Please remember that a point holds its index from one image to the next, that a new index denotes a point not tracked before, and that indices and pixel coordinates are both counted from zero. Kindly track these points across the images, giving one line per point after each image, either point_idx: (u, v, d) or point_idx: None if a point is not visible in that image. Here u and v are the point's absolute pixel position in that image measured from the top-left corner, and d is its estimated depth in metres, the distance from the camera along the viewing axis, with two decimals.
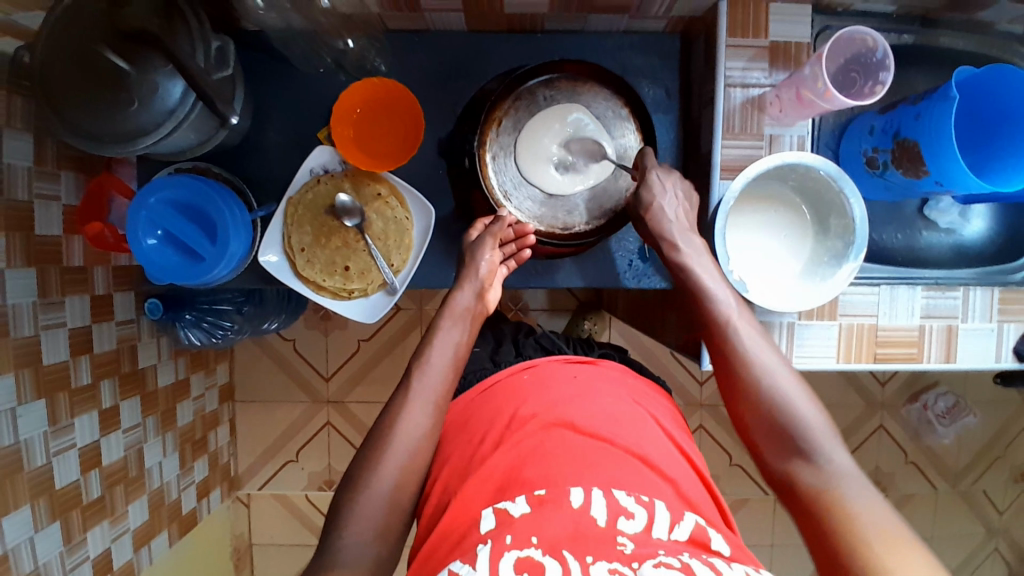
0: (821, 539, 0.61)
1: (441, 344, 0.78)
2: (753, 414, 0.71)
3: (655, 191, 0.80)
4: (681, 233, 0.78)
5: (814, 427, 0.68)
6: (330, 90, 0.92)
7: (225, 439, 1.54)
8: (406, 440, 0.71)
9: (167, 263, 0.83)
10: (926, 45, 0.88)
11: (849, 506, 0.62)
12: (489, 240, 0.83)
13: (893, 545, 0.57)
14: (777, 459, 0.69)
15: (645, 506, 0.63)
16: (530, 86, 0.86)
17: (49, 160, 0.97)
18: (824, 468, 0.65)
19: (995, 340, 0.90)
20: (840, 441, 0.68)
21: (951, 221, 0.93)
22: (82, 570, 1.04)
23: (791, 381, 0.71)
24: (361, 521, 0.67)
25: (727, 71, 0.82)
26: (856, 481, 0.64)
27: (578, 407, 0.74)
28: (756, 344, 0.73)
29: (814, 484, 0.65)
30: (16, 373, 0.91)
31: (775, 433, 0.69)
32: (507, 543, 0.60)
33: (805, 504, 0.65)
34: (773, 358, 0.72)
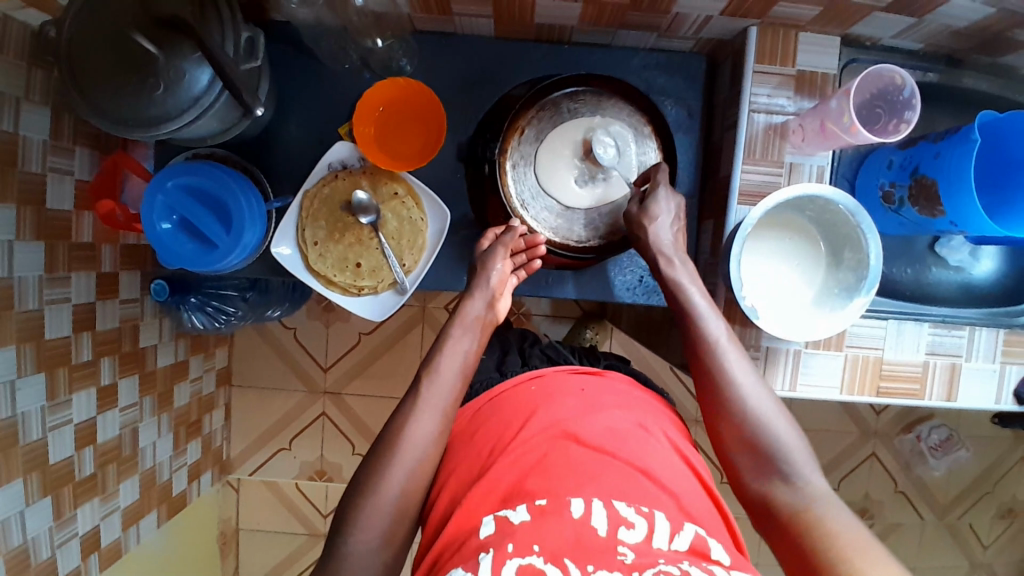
0: (801, 556, 0.63)
1: (452, 352, 0.78)
2: (734, 435, 0.72)
3: (656, 214, 0.81)
4: (675, 256, 0.80)
5: (794, 449, 0.70)
6: (354, 86, 0.92)
7: (220, 423, 1.54)
8: (414, 449, 0.72)
9: (181, 248, 0.83)
10: (950, 84, 0.89)
11: (828, 526, 0.63)
12: (501, 250, 0.84)
13: (875, 561, 0.59)
14: (756, 481, 0.70)
15: (645, 516, 0.64)
16: (556, 98, 0.86)
17: (65, 134, 0.97)
18: (800, 487, 0.68)
19: (997, 381, 0.90)
20: (817, 465, 0.70)
21: (960, 260, 0.93)
22: (70, 547, 1.03)
23: (773, 404, 0.73)
24: (369, 528, 0.68)
25: (752, 97, 0.82)
26: (834, 502, 0.66)
27: (583, 420, 0.74)
28: (740, 365, 0.74)
29: (794, 505, 0.66)
30: (18, 347, 0.90)
31: (757, 454, 0.70)
32: (509, 551, 0.60)
33: (784, 522, 0.66)
34: (755, 381, 0.73)
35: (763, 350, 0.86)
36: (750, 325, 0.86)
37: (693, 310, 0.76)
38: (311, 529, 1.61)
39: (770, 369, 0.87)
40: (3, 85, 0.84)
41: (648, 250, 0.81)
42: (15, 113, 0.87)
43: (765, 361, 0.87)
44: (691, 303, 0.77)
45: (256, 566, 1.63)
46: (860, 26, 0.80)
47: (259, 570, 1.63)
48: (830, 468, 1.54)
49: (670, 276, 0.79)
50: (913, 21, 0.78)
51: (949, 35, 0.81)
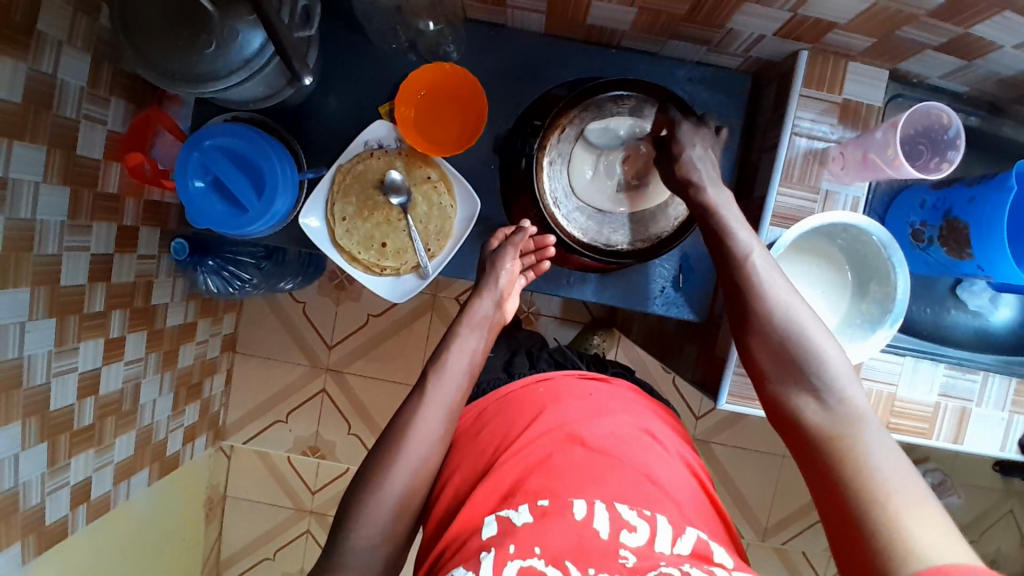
0: (828, 476, 0.61)
1: (460, 349, 0.80)
2: (764, 351, 0.69)
3: (688, 143, 0.80)
4: (710, 184, 0.79)
5: (830, 365, 0.66)
6: (398, 68, 0.92)
7: (219, 389, 1.54)
8: (419, 447, 0.72)
9: (211, 211, 0.83)
10: (991, 131, 0.89)
11: (860, 452, 0.60)
12: (511, 250, 0.85)
13: (902, 489, 0.57)
14: (785, 394, 0.68)
15: (647, 520, 0.64)
16: (601, 100, 0.85)
17: (103, 83, 0.97)
18: (830, 405, 0.64)
19: (1004, 429, 0.90)
20: (857, 378, 0.66)
21: (980, 305, 0.93)
22: (59, 496, 1.03)
23: (812, 320, 0.69)
24: (371, 523, 0.68)
25: (795, 120, 0.82)
26: (868, 420, 0.63)
27: (589, 424, 0.74)
28: (774, 280, 0.71)
29: (822, 422, 0.64)
30: (33, 289, 0.90)
31: (786, 369, 0.68)
32: (510, 552, 0.60)
33: (812, 442, 0.64)
34: (792, 295, 0.71)
35: None
36: None
37: (729, 232, 0.75)
38: (297, 504, 1.61)
39: None
40: (49, 26, 0.84)
41: (681, 178, 0.80)
42: (56, 56, 0.87)
43: None
44: (729, 226, 0.76)
45: (239, 535, 1.63)
46: (910, 62, 0.80)
47: (242, 538, 1.63)
48: None
49: (707, 202, 0.78)
50: (963, 64, 0.78)
51: (997, 82, 0.81)
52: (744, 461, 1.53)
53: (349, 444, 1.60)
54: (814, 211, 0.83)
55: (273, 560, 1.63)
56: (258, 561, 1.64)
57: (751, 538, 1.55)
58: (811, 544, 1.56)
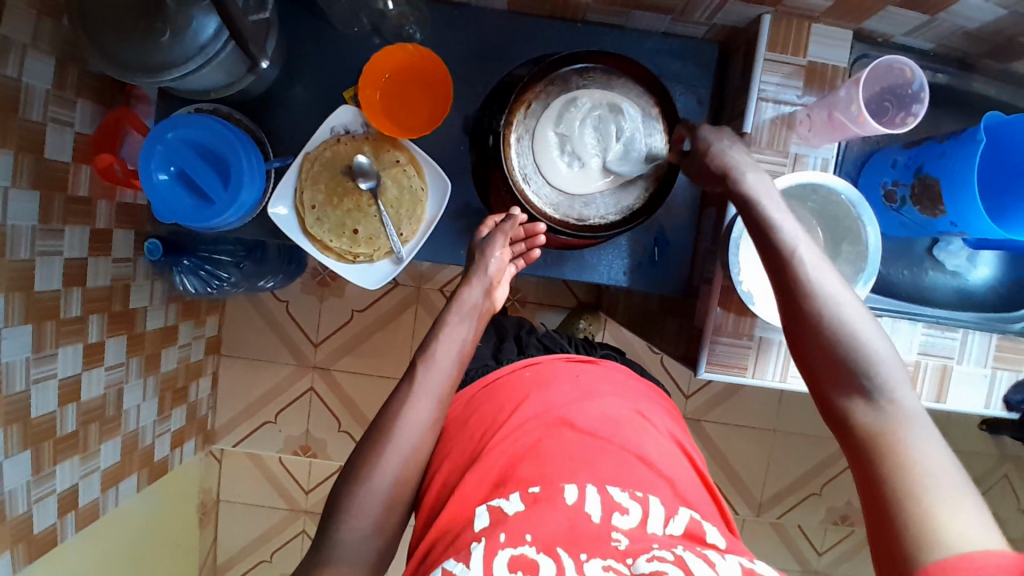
0: (871, 480, 0.58)
1: (449, 338, 0.78)
2: (810, 345, 0.65)
3: (714, 139, 0.76)
4: (747, 171, 0.73)
5: (879, 364, 0.62)
6: (363, 54, 0.91)
7: (206, 392, 1.53)
8: (407, 436, 0.71)
9: (177, 202, 0.82)
10: (960, 87, 0.89)
11: (908, 454, 0.57)
12: (500, 238, 0.84)
13: (944, 492, 0.54)
14: (831, 394, 0.63)
15: (639, 501, 0.63)
16: (565, 73, 0.85)
17: (69, 85, 0.96)
18: (881, 406, 0.60)
19: (987, 386, 0.90)
20: (908, 379, 0.62)
21: (957, 265, 0.93)
22: (46, 503, 1.02)
23: (862, 315, 0.64)
24: (361, 513, 0.67)
25: (761, 86, 0.82)
26: (920, 424, 0.59)
27: (579, 407, 0.73)
28: (821, 270, 0.66)
29: (872, 424, 0.60)
30: (7, 296, 0.89)
31: (835, 365, 0.63)
32: (501, 541, 0.59)
33: (857, 443, 0.60)
34: (842, 289, 0.66)
35: (756, 340, 0.85)
36: (745, 313, 0.84)
37: (771, 220, 0.69)
38: (291, 505, 1.60)
39: (763, 358, 0.86)
40: (10, 28, 0.83)
41: (708, 169, 0.75)
42: (21, 60, 0.86)
43: (757, 351, 0.86)
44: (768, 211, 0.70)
45: (235, 539, 1.62)
46: (873, 21, 0.80)
47: (238, 543, 1.62)
48: (813, 474, 1.56)
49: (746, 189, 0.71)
50: (926, 19, 0.78)
51: (962, 36, 0.81)
52: (736, 438, 1.53)
53: (341, 442, 1.59)
54: (784, 174, 0.82)
55: (270, 562, 1.62)
56: (255, 564, 1.63)
57: (745, 514, 1.55)
58: (807, 519, 1.57)
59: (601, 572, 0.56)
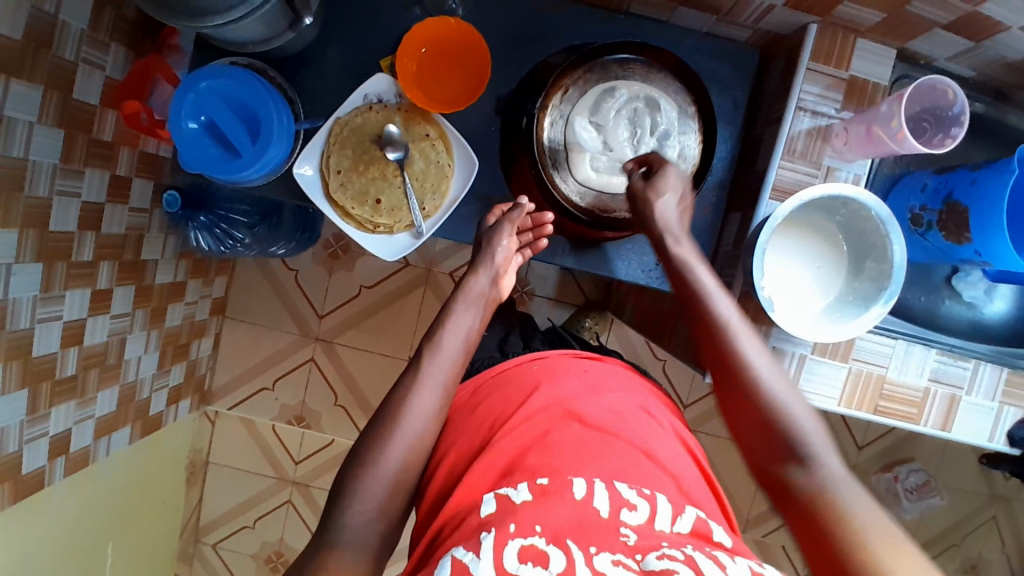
0: (819, 536, 0.63)
1: (455, 327, 0.79)
2: (748, 415, 0.72)
3: (661, 191, 0.80)
4: (677, 241, 0.81)
5: (808, 430, 0.69)
6: (402, 24, 0.91)
7: (207, 352, 1.53)
8: (415, 421, 0.71)
9: (204, 153, 0.82)
10: (995, 118, 0.88)
11: (847, 508, 0.63)
12: (507, 227, 0.84)
13: (887, 541, 0.59)
14: (770, 463, 0.70)
15: (647, 498, 0.62)
16: (607, 61, 0.85)
17: (103, 29, 0.97)
18: (816, 469, 0.67)
19: (992, 419, 0.90)
20: (835, 446, 0.69)
21: (974, 296, 0.92)
22: (38, 444, 1.01)
23: (787, 385, 0.72)
24: (367, 499, 0.66)
25: (800, 95, 0.81)
26: (852, 485, 0.65)
27: (586, 400, 0.73)
28: (752, 346, 0.74)
29: (810, 487, 0.66)
30: (21, 231, 0.88)
31: (772, 435, 0.70)
32: (511, 531, 0.57)
33: (800, 504, 0.66)
34: (768, 360, 0.74)
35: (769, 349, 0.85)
36: (760, 321, 0.85)
37: (707, 294, 0.77)
38: (279, 474, 1.60)
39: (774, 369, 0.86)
40: None
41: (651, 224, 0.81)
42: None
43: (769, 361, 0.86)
44: (705, 285, 0.78)
45: (219, 503, 1.62)
46: (918, 40, 0.80)
47: (221, 507, 1.62)
48: None
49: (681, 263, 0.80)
50: (970, 45, 0.78)
51: (1004, 66, 0.80)
52: (729, 452, 1.53)
53: (335, 417, 1.59)
54: (815, 185, 0.82)
55: (252, 528, 1.62)
56: (238, 528, 1.63)
57: None
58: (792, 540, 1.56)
59: (611, 566, 0.55)
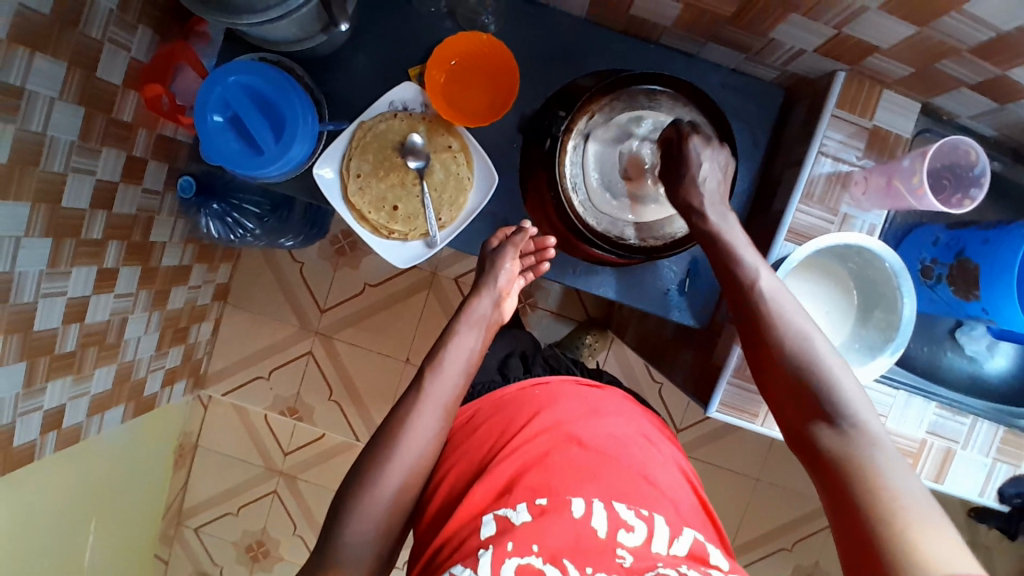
0: (846, 505, 0.59)
1: (458, 347, 0.79)
2: (779, 374, 0.68)
3: (701, 160, 0.78)
4: (714, 208, 0.78)
5: (845, 388, 0.65)
6: (434, 34, 0.91)
7: (206, 336, 1.52)
8: (415, 444, 0.70)
9: (226, 146, 0.82)
10: (1011, 179, 0.89)
11: (876, 476, 0.59)
12: (511, 250, 0.85)
13: (913, 515, 0.56)
14: (803, 423, 0.66)
15: (644, 520, 0.63)
16: (635, 91, 0.85)
17: (132, 9, 0.97)
18: (848, 431, 0.63)
19: (985, 474, 0.90)
20: (872, 404, 0.65)
21: (976, 351, 0.92)
22: (31, 418, 1.01)
23: (823, 340, 0.68)
24: (365, 519, 0.66)
25: (823, 140, 0.82)
26: (885, 447, 0.61)
27: (585, 423, 0.74)
28: (783, 302, 0.70)
29: (837, 449, 0.63)
30: (33, 206, 0.88)
31: (803, 397, 0.66)
32: (508, 549, 0.58)
33: (828, 468, 0.63)
34: (801, 315, 0.69)
35: None
36: None
37: (733, 254, 0.74)
38: (267, 464, 1.60)
39: None
40: None
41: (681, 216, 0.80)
42: None
43: None
44: (734, 245, 0.75)
45: (204, 488, 1.62)
46: (944, 97, 0.80)
47: (206, 492, 1.62)
48: (786, 528, 1.56)
49: (710, 226, 0.77)
50: (995, 106, 0.79)
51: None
52: (718, 480, 1.53)
53: (328, 411, 1.59)
54: (830, 232, 0.82)
55: (236, 516, 1.62)
56: (221, 515, 1.62)
57: None
58: (772, 572, 1.57)
59: None
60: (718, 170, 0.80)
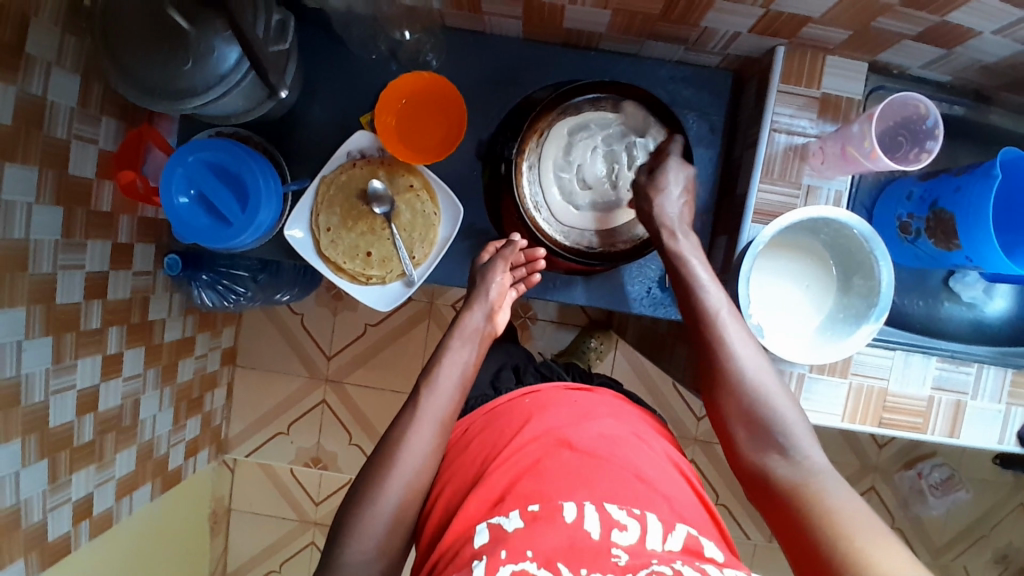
0: (799, 529, 0.63)
1: (451, 363, 0.78)
2: (733, 404, 0.73)
3: (664, 186, 0.81)
4: (680, 232, 0.81)
5: (790, 421, 0.70)
6: (380, 78, 0.93)
7: (221, 402, 1.55)
8: (412, 460, 0.70)
9: (197, 223, 0.84)
10: (976, 120, 0.88)
11: (826, 499, 0.64)
12: (501, 263, 0.85)
13: (868, 530, 0.60)
14: (753, 453, 0.71)
15: (637, 518, 0.62)
16: (578, 103, 0.86)
17: (93, 102, 0.98)
18: (795, 458, 0.68)
19: (1000, 422, 0.89)
20: (814, 436, 0.70)
21: (974, 296, 0.91)
22: (61, 512, 1.03)
23: (773, 375, 0.73)
24: (365, 538, 0.67)
25: (774, 116, 0.82)
26: (830, 474, 0.66)
27: (578, 428, 0.73)
28: (738, 334, 0.75)
29: (788, 478, 0.67)
30: (29, 308, 0.90)
31: (754, 426, 0.71)
32: (502, 558, 0.58)
33: (778, 495, 0.67)
34: (751, 347, 0.74)
35: None
36: None
37: (696, 282, 0.77)
38: (301, 516, 1.62)
39: None
40: (37, 48, 0.85)
41: (652, 222, 0.82)
42: (45, 76, 0.88)
43: None
44: (696, 275, 0.78)
45: (245, 547, 1.64)
46: (889, 53, 0.80)
47: (247, 551, 1.64)
48: None
49: (676, 253, 0.80)
50: (942, 53, 0.78)
51: (980, 69, 0.80)
52: None
53: (351, 454, 1.61)
54: (796, 207, 0.82)
55: (279, 572, 1.64)
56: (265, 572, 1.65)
57: (757, 539, 1.54)
58: None
59: None
60: (682, 190, 0.82)
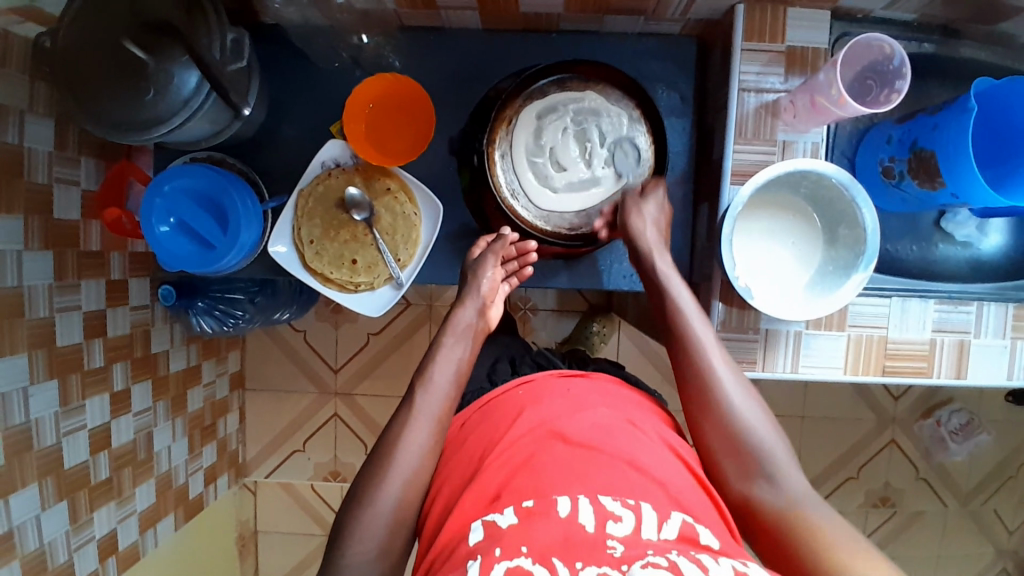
0: (790, 558, 0.64)
1: (444, 360, 0.78)
2: (718, 432, 0.73)
3: (644, 208, 0.85)
4: (660, 253, 0.83)
5: (775, 448, 0.72)
6: (345, 86, 0.93)
7: (235, 427, 1.57)
8: (408, 458, 0.70)
9: (180, 251, 0.85)
10: (947, 55, 0.87)
11: (813, 526, 0.65)
12: (491, 257, 0.85)
13: (854, 556, 0.62)
14: (737, 483, 0.71)
15: (632, 509, 0.62)
16: (542, 86, 0.86)
17: (70, 144, 0.98)
18: (779, 485, 0.69)
19: (1007, 357, 0.87)
20: (795, 462, 0.72)
21: (967, 234, 0.90)
22: (87, 551, 1.05)
23: (755, 402, 0.75)
24: (365, 539, 0.67)
25: (741, 76, 0.81)
26: (813, 501, 0.68)
27: (571, 420, 0.72)
28: (723, 363, 0.76)
29: (775, 506, 0.68)
30: (30, 354, 0.92)
31: (739, 454, 0.72)
32: (497, 555, 0.57)
33: (766, 523, 0.68)
34: (735, 376, 0.76)
35: (763, 333, 0.85)
36: (748, 307, 0.84)
37: (681, 312, 0.79)
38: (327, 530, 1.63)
39: (771, 352, 0.86)
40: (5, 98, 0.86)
41: (631, 241, 0.84)
42: (19, 124, 0.88)
43: (765, 344, 0.86)
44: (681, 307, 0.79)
45: (275, 566, 1.65)
46: None
47: (278, 570, 1.65)
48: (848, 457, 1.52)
49: (661, 277, 0.81)
50: None
51: (943, 3, 0.79)
52: None
53: None
54: (773, 163, 0.81)
55: None
56: None
57: None
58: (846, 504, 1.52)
59: None
60: (659, 214, 0.86)
